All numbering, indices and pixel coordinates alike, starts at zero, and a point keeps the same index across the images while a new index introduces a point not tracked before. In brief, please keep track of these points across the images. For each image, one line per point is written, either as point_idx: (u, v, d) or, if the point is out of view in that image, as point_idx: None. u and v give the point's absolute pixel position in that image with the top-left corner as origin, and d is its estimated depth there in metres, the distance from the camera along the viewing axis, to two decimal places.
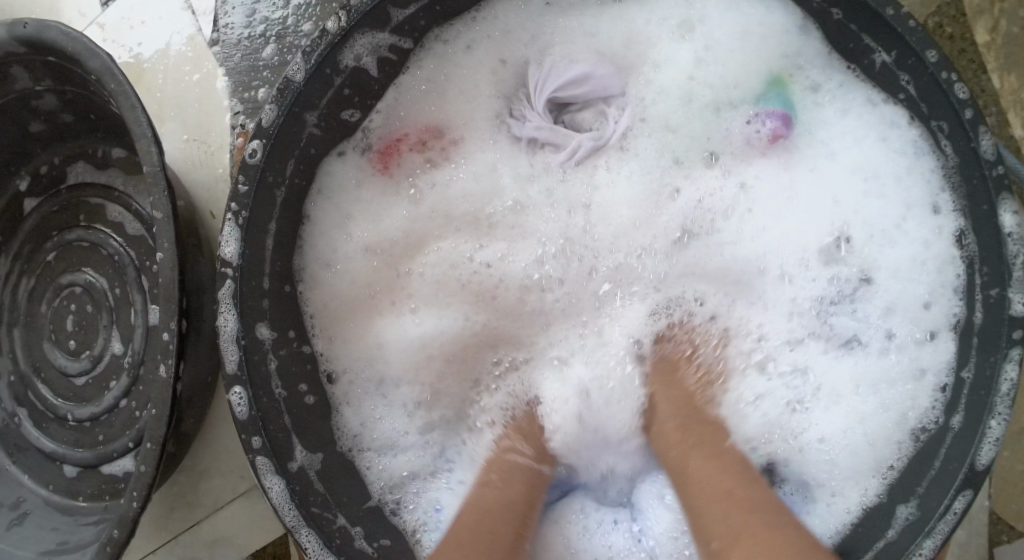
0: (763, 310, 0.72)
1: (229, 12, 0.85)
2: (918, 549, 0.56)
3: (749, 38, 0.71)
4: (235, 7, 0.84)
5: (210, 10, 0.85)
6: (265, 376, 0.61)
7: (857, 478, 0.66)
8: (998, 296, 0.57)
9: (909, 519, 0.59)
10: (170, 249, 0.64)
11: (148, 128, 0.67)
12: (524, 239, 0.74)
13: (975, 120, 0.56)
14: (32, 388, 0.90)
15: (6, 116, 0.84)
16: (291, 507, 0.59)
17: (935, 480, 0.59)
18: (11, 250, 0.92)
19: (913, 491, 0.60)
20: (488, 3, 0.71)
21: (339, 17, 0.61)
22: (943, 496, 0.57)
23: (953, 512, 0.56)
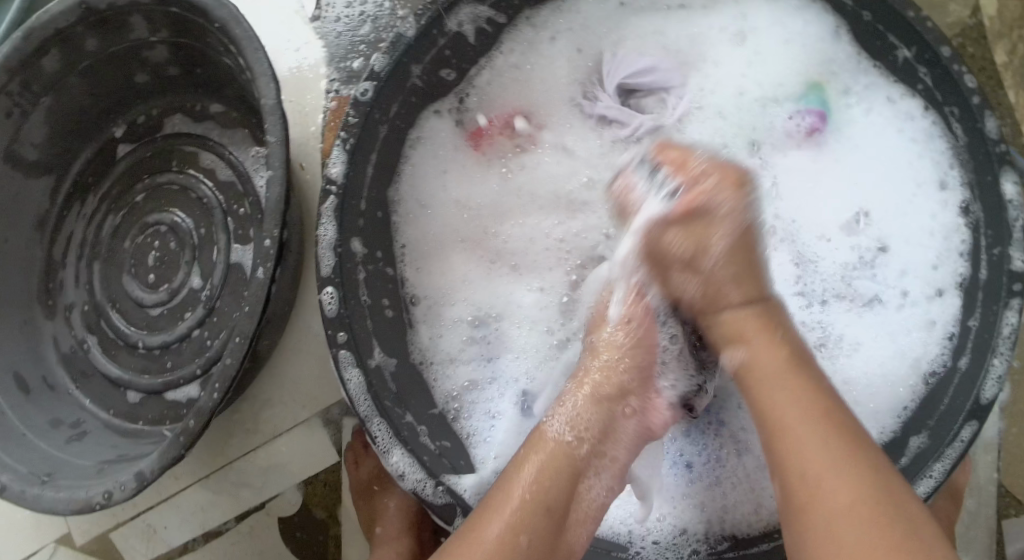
0: (812, 275, 0.77)
1: None
2: (930, 469, 0.62)
3: (790, 47, 0.79)
4: None
5: None
6: (354, 284, 0.68)
7: (875, 418, 0.71)
8: (999, 254, 0.65)
9: (921, 447, 0.65)
10: (280, 168, 0.72)
11: (268, 68, 0.75)
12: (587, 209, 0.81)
13: (981, 104, 0.65)
14: (105, 317, 0.95)
15: (117, 65, 0.93)
16: (365, 397, 0.65)
17: (944, 414, 0.65)
18: (100, 190, 0.99)
19: (924, 424, 0.67)
20: None
21: None
22: (953, 424, 0.64)
23: (960, 439, 0.63)
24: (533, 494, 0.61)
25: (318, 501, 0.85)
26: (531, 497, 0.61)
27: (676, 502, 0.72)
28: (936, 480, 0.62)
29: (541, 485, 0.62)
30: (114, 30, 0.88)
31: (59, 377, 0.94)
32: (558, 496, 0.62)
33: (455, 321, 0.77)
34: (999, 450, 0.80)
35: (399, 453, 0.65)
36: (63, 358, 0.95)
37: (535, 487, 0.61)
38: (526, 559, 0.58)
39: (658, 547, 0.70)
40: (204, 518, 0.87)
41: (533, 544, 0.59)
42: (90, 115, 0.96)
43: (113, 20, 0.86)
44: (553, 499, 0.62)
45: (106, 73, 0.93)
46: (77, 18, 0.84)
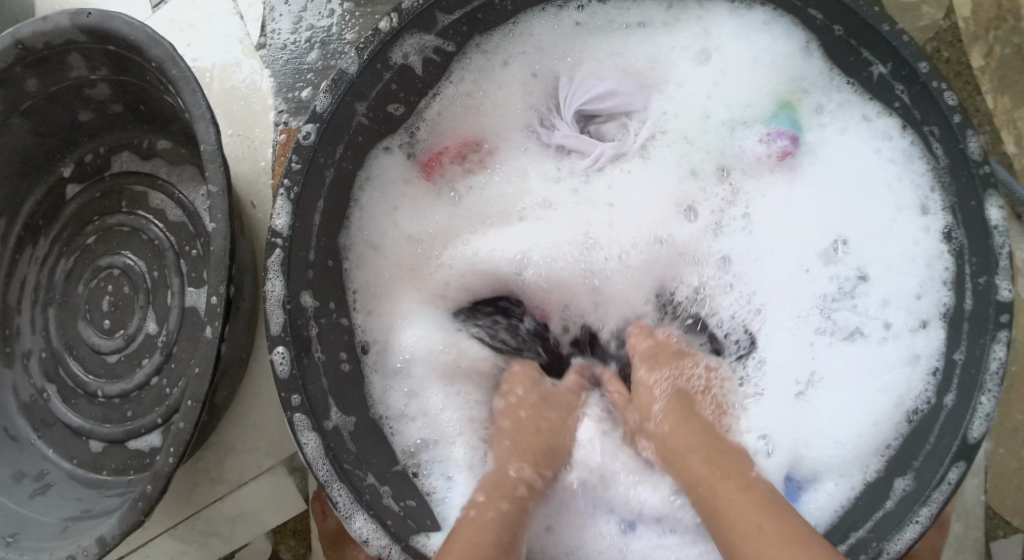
0: (785, 306, 0.74)
1: (276, 19, 0.89)
2: (916, 515, 0.60)
3: (757, 66, 0.76)
4: (282, 14, 0.88)
5: (259, 16, 0.89)
6: (306, 341, 0.65)
7: (859, 458, 0.69)
8: (985, 283, 0.63)
9: (906, 491, 0.63)
10: (223, 218, 0.69)
11: (207, 111, 0.72)
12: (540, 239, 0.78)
13: (963, 124, 0.62)
14: (63, 364, 0.92)
15: (58, 105, 0.89)
16: (324, 461, 0.62)
17: (929, 455, 0.63)
18: (51, 233, 0.96)
19: (909, 466, 0.64)
20: (525, 18, 0.76)
21: (392, 17, 0.66)
22: (938, 467, 0.62)
23: (947, 482, 0.60)
24: (487, 516, 0.63)
25: (286, 547, 0.83)
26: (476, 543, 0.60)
27: (659, 543, 0.70)
28: (922, 526, 0.60)
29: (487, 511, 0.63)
30: (52, 70, 0.84)
31: (21, 428, 0.91)
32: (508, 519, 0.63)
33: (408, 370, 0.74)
34: (986, 471, 0.78)
35: (362, 517, 0.62)
36: (23, 408, 0.92)
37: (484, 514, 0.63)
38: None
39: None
40: None
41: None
42: (35, 156, 0.92)
43: (51, 60, 0.83)
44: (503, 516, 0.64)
45: (47, 113, 0.89)
46: (14, 60, 0.80)
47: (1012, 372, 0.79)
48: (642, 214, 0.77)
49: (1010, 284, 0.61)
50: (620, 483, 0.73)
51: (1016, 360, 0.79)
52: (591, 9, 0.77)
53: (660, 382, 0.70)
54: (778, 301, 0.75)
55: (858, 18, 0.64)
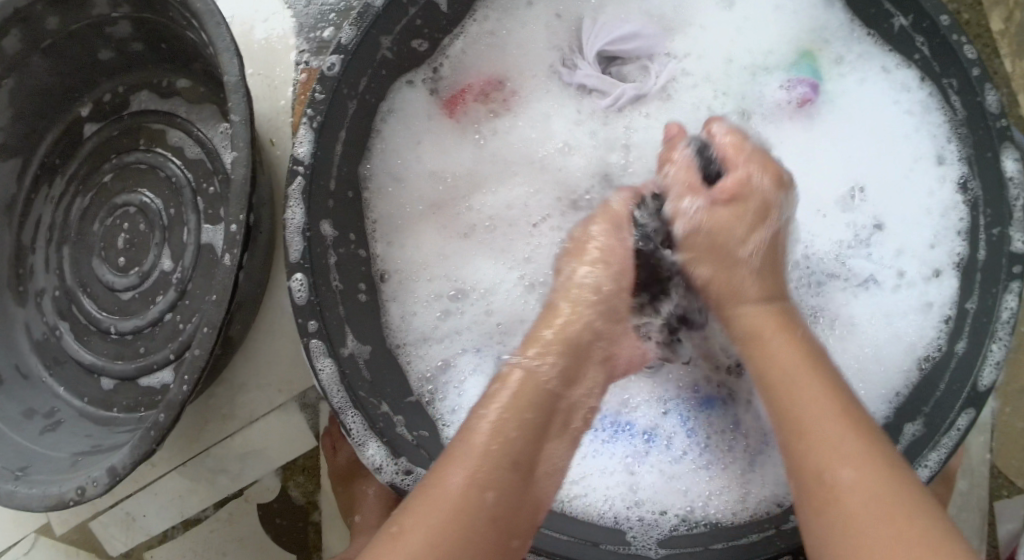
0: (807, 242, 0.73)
1: None
2: (925, 459, 0.60)
3: (781, 13, 0.76)
4: None
5: None
6: (325, 269, 0.65)
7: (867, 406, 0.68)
8: (999, 234, 0.63)
9: (915, 435, 0.62)
10: (244, 149, 0.69)
11: (231, 43, 0.72)
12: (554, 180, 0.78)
13: (981, 77, 0.62)
14: (76, 302, 0.93)
15: (79, 42, 0.89)
16: (339, 388, 0.62)
17: (939, 402, 0.63)
18: (67, 172, 0.96)
19: (919, 411, 0.64)
20: None
21: None
22: (949, 412, 0.62)
23: (956, 428, 0.60)
24: (498, 446, 0.57)
25: (294, 485, 0.83)
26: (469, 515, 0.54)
27: (664, 484, 0.70)
28: (932, 469, 0.60)
29: (502, 432, 0.58)
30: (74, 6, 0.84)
31: (32, 364, 0.92)
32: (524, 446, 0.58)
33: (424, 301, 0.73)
34: (992, 431, 0.78)
35: (376, 445, 0.62)
36: (35, 344, 0.93)
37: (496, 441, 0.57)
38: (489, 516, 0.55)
39: (643, 524, 0.67)
40: (182, 505, 0.86)
41: (498, 500, 0.56)
42: (54, 94, 0.93)
43: None
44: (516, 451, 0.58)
45: (68, 50, 0.89)
46: None
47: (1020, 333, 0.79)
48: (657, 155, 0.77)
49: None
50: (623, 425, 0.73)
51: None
52: None
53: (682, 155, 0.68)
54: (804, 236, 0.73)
55: None
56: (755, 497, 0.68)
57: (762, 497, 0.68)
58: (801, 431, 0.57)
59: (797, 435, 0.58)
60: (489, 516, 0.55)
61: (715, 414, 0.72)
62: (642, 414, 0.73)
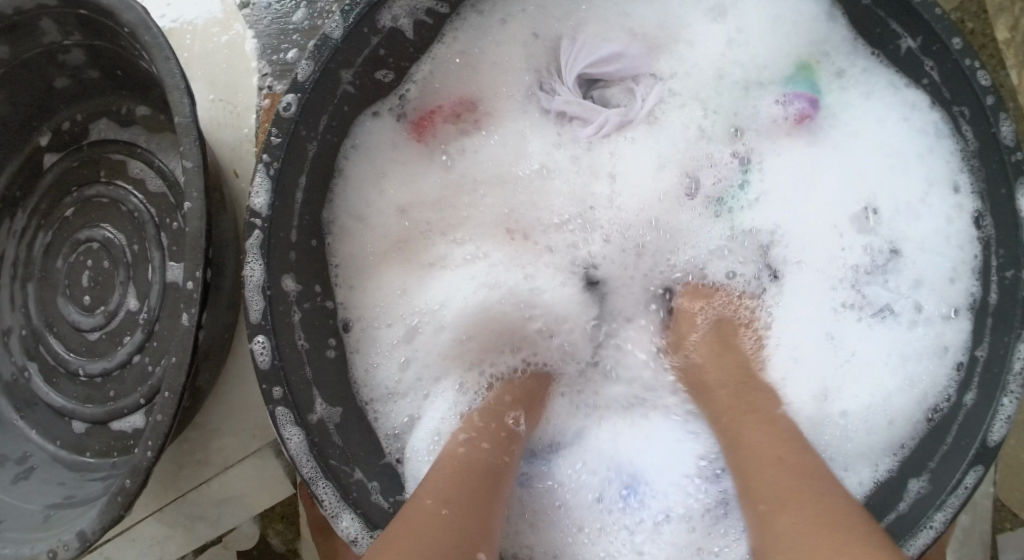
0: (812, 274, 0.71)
1: None
2: (930, 520, 0.57)
3: (780, 24, 0.71)
4: None
5: None
6: (289, 327, 0.61)
7: (873, 453, 0.66)
8: (1012, 277, 0.59)
9: (920, 493, 0.59)
10: (198, 199, 0.64)
11: (182, 80, 0.67)
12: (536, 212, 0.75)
13: (996, 106, 0.57)
14: (43, 342, 0.89)
15: (31, 71, 0.84)
16: (309, 458, 0.59)
17: (946, 456, 0.60)
18: (28, 205, 0.92)
19: (925, 466, 0.61)
20: None
21: None
22: (956, 469, 0.58)
23: (964, 486, 0.57)
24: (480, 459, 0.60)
25: (274, 532, 0.81)
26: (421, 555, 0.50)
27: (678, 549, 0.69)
28: (937, 531, 0.57)
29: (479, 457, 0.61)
30: (22, 36, 0.79)
31: (1, 407, 0.89)
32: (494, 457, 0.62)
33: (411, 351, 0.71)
34: (998, 464, 0.75)
35: (349, 516, 0.59)
36: (4, 385, 0.90)
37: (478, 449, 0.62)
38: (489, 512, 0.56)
39: None
40: (161, 552, 0.83)
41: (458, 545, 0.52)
42: (10, 124, 0.88)
43: (20, 26, 0.78)
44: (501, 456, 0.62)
45: (20, 80, 0.85)
46: None
47: None
48: (642, 181, 0.74)
49: None
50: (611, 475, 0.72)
51: None
52: None
53: (703, 313, 0.70)
54: (811, 265, 0.71)
55: None
56: None
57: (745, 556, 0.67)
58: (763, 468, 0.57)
59: (755, 494, 0.56)
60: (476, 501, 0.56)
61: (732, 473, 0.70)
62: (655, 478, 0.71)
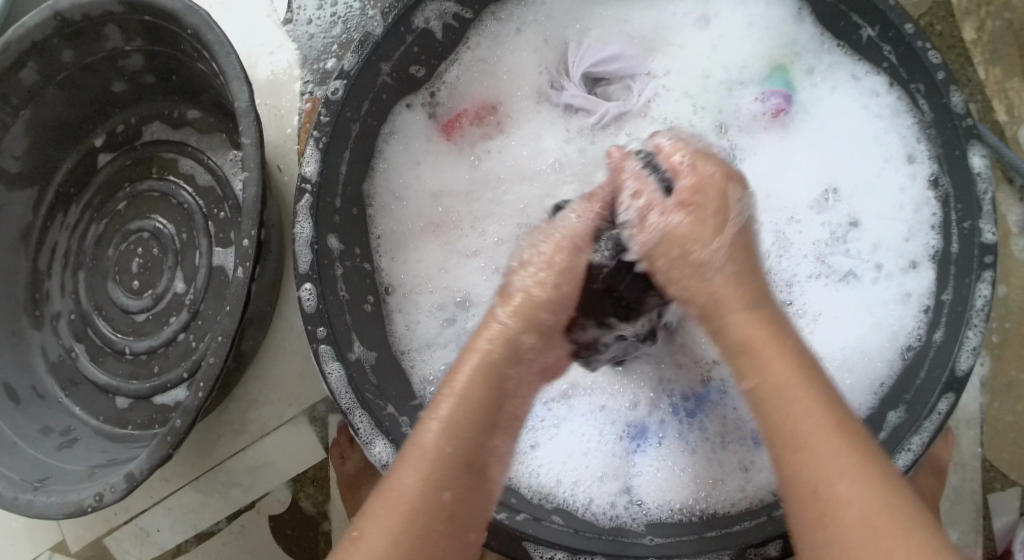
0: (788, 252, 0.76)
1: None
2: (909, 442, 0.62)
3: (753, 28, 0.81)
4: None
5: None
6: (332, 281, 0.68)
7: (851, 395, 0.71)
8: (970, 228, 0.65)
9: (899, 420, 0.65)
10: (254, 169, 0.72)
11: (241, 71, 0.75)
12: (538, 190, 0.81)
13: (946, 80, 0.65)
14: (91, 324, 0.96)
15: (93, 75, 0.93)
16: (347, 390, 0.64)
17: (920, 388, 0.65)
18: (82, 200, 1.00)
19: (901, 399, 0.66)
20: None
21: None
22: (930, 397, 0.64)
23: (937, 411, 0.62)
24: (453, 445, 0.54)
25: (305, 496, 0.85)
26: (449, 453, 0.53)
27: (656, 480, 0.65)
28: (914, 452, 0.62)
29: (459, 413, 0.55)
30: (89, 41, 0.88)
31: (47, 385, 0.94)
32: (459, 444, 0.54)
33: (427, 316, 0.77)
34: (983, 425, 0.81)
35: (382, 443, 0.64)
36: (51, 365, 0.96)
37: (450, 441, 0.54)
38: (446, 513, 0.52)
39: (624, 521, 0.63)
40: (194, 519, 0.88)
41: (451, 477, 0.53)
42: (70, 125, 0.97)
43: (88, 31, 0.86)
44: (468, 412, 0.55)
45: (83, 84, 0.94)
46: (53, 30, 0.85)
47: (1010, 328, 0.82)
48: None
49: (993, 227, 0.64)
50: (609, 430, 0.68)
51: (1006, 319, 0.82)
52: None
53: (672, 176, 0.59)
54: (786, 242, 0.76)
55: None
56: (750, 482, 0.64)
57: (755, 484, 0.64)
58: (805, 491, 0.50)
59: (796, 489, 0.51)
60: (445, 516, 0.52)
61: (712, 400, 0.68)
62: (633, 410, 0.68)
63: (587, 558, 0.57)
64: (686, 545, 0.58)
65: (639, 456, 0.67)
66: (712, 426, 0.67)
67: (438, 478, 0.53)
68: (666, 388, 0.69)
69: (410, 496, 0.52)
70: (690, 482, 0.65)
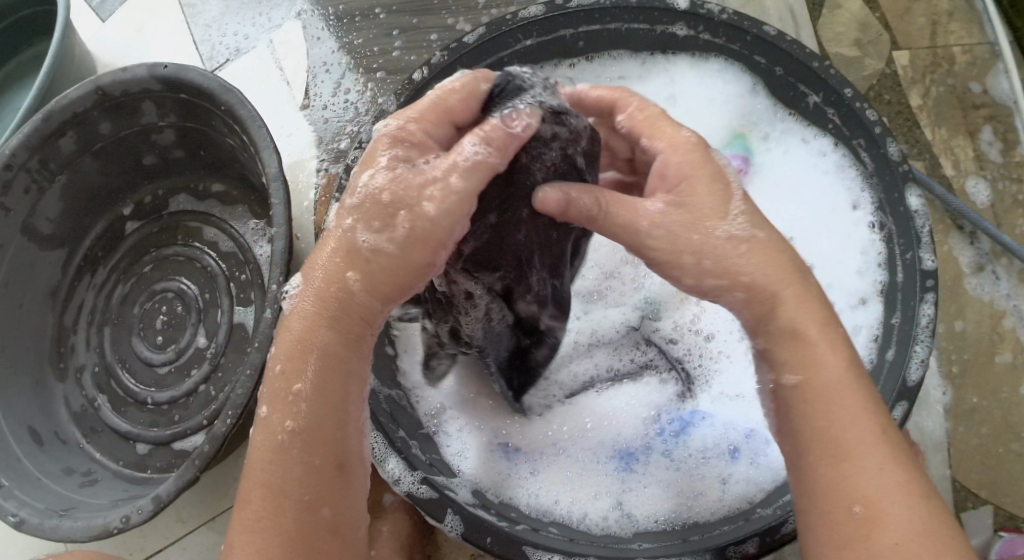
0: None
1: (319, 85, 1.01)
2: None
3: (715, 104, 0.86)
4: (323, 81, 1.01)
5: (304, 83, 1.02)
6: None
7: None
8: (911, 258, 0.71)
9: None
10: (282, 227, 0.81)
11: (271, 141, 0.84)
12: None
13: (882, 134, 0.74)
14: (114, 376, 1.02)
15: (129, 146, 1.02)
16: (362, 414, 0.68)
17: None
18: (110, 261, 1.07)
19: None
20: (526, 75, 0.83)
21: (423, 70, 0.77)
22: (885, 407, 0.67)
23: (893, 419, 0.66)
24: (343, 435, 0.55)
25: None
26: (299, 490, 0.54)
27: (647, 493, 0.71)
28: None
29: (325, 403, 0.54)
30: (126, 116, 0.97)
31: (70, 432, 0.99)
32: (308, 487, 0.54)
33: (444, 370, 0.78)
34: (953, 450, 0.86)
35: (394, 460, 0.68)
36: (73, 415, 1.00)
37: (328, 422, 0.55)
38: (329, 528, 0.54)
39: (617, 531, 0.69)
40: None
41: (329, 511, 0.54)
42: (103, 192, 1.06)
43: (127, 107, 0.96)
44: (324, 404, 0.55)
45: (119, 154, 1.03)
46: (94, 104, 0.94)
47: (969, 360, 0.88)
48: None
49: (932, 255, 0.70)
50: (601, 449, 0.74)
51: (966, 349, 0.89)
52: (582, 66, 0.85)
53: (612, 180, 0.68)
54: None
55: (791, 56, 0.77)
56: (731, 492, 0.70)
57: (736, 494, 0.70)
58: (855, 514, 0.52)
59: (823, 498, 0.53)
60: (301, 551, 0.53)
61: (698, 418, 0.75)
62: (626, 433, 0.75)
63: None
64: (672, 547, 0.65)
65: (629, 474, 0.72)
66: (697, 443, 0.73)
67: (299, 487, 0.53)
68: (658, 411, 0.75)
69: (268, 500, 0.54)
70: (677, 497, 0.71)
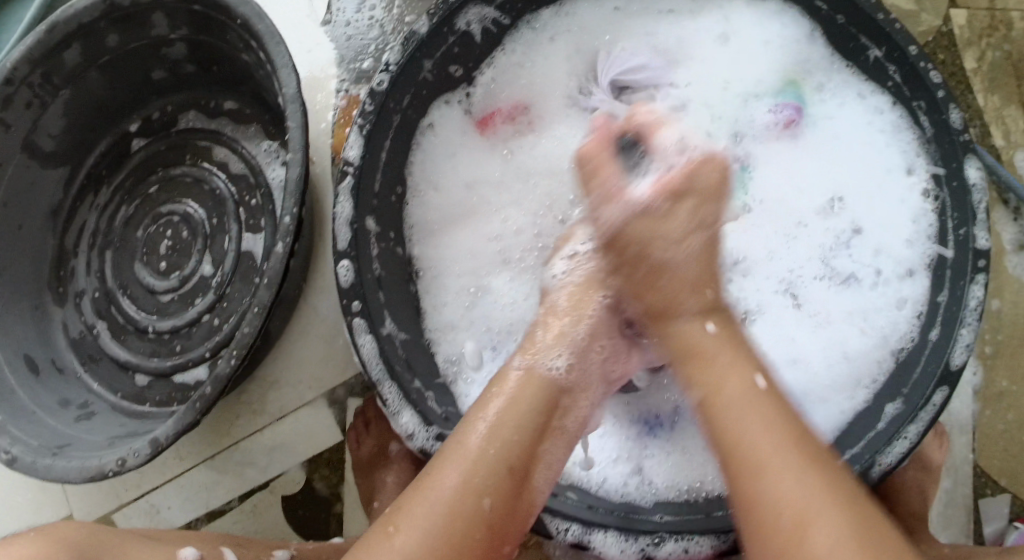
0: (785, 256, 0.77)
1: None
2: (905, 430, 0.64)
3: (770, 47, 0.80)
4: None
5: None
6: (369, 260, 0.68)
7: (842, 391, 0.71)
8: (964, 234, 0.67)
9: (895, 412, 0.65)
10: (299, 151, 0.75)
11: (289, 61, 0.78)
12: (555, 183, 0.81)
13: (945, 98, 0.68)
14: (115, 303, 0.98)
15: (137, 60, 0.97)
16: (378, 362, 0.66)
17: (915, 383, 0.66)
18: (113, 182, 1.03)
19: (897, 392, 0.67)
20: (568, 2, 0.80)
21: None
22: (924, 390, 0.65)
23: (932, 403, 0.64)
24: (495, 450, 0.59)
25: (320, 477, 0.88)
26: (477, 488, 0.58)
27: (669, 460, 0.69)
28: (911, 441, 0.63)
29: (501, 431, 0.60)
30: (136, 27, 0.91)
31: (68, 360, 0.96)
32: (506, 471, 0.59)
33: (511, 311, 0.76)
34: (976, 433, 0.85)
35: (409, 414, 0.66)
36: (71, 342, 0.97)
37: (493, 446, 0.60)
38: (487, 522, 0.58)
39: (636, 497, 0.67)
40: (208, 497, 0.89)
41: (495, 505, 0.58)
42: (109, 108, 1.00)
43: (136, 17, 0.90)
44: (511, 435, 0.60)
45: (126, 68, 0.97)
46: (100, 15, 0.88)
47: (1001, 341, 0.86)
48: None
49: (987, 234, 0.66)
50: (625, 411, 0.72)
51: (1000, 329, 0.86)
52: None
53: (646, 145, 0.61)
54: (783, 248, 0.78)
55: (856, 7, 0.70)
56: None
57: None
58: (745, 461, 0.58)
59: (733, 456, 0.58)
60: (484, 521, 0.57)
61: None
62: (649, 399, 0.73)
63: (600, 530, 0.63)
64: (692, 521, 0.63)
65: (653, 440, 0.71)
66: None
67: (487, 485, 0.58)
68: None
69: (445, 512, 0.57)
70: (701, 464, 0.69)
